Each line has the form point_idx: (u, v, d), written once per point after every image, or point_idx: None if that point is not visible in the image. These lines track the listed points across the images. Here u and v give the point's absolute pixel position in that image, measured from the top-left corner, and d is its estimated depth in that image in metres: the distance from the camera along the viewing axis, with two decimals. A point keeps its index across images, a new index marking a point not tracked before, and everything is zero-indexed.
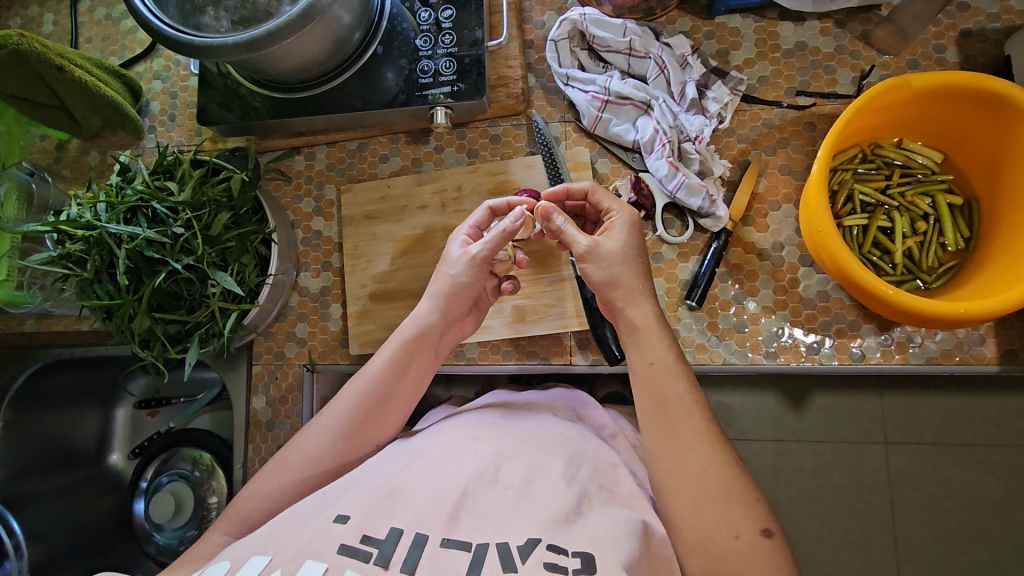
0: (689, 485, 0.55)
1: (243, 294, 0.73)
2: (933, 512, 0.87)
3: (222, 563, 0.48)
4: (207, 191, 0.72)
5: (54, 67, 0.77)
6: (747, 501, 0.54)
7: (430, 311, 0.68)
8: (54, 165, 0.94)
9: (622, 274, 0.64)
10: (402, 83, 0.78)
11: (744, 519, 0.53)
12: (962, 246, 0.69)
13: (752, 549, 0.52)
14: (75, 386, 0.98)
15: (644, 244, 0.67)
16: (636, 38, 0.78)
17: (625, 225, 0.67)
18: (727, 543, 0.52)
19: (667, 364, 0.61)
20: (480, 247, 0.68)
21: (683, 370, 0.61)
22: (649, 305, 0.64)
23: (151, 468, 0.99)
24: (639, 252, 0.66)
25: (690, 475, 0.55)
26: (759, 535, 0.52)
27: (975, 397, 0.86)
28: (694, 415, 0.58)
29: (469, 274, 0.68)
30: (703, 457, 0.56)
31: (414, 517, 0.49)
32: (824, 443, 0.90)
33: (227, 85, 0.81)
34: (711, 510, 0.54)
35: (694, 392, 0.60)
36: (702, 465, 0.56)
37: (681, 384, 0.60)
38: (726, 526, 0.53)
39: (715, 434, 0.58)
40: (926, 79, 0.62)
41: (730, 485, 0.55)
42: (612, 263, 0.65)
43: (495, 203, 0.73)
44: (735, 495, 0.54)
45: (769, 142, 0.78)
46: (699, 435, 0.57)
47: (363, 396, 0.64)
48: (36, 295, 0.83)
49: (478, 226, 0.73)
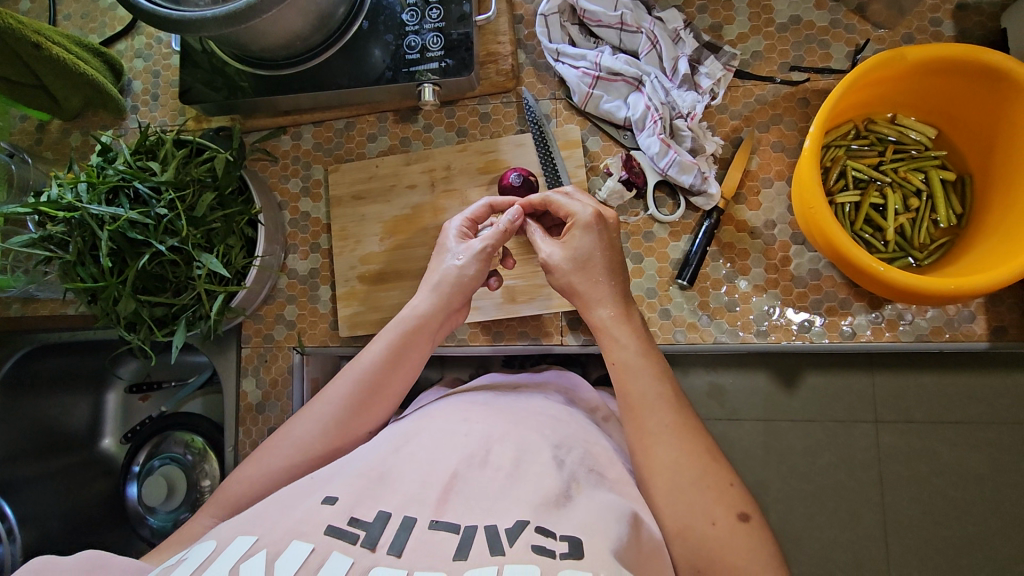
0: (665, 476, 0.55)
1: (230, 276, 0.72)
2: (920, 488, 0.88)
3: (208, 542, 0.47)
4: (190, 171, 0.71)
5: (30, 44, 0.74)
6: (720, 487, 0.54)
7: (430, 303, 0.67)
8: (35, 147, 0.92)
9: (577, 284, 0.65)
10: (389, 60, 0.76)
11: (719, 505, 0.53)
12: (954, 222, 0.69)
13: (729, 535, 0.52)
14: (64, 371, 0.98)
15: (604, 248, 0.64)
16: (627, 12, 0.76)
17: (577, 234, 0.64)
18: (705, 529, 0.52)
19: (626, 361, 0.61)
20: (484, 241, 0.69)
21: (652, 360, 0.61)
22: (612, 302, 0.64)
23: (144, 452, 0.98)
24: (594, 260, 0.64)
25: (666, 463, 0.55)
26: (735, 520, 0.52)
27: (965, 375, 0.87)
28: (660, 407, 0.58)
29: (472, 265, 0.68)
30: (672, 447, 0.56)
31: (403, 501, 0.49)
32: (815, 422, 0.90)
33: (212, 63, 0.79)
34: (685, 498, 0.53)
35: (660, 383, 0.59)
36: (670, 456, 0.55)
37: (646, 377, 0.59)
38: (701, 513, 0.53)
39: (686, 423, 0.57)
40: (921, 51, 0.61)
41: (702, 473, 0.55)
42: (567, 273, 0.65)
43: (499, 199, 0.73)
44: (708, 481, 0.54)
45: (762, 118, 0.77)
46: (667, 428, 0.57)
47: (358, 384, 0.64)
48: (20, 278, 0.79)
49: (474, 219, 0.73)
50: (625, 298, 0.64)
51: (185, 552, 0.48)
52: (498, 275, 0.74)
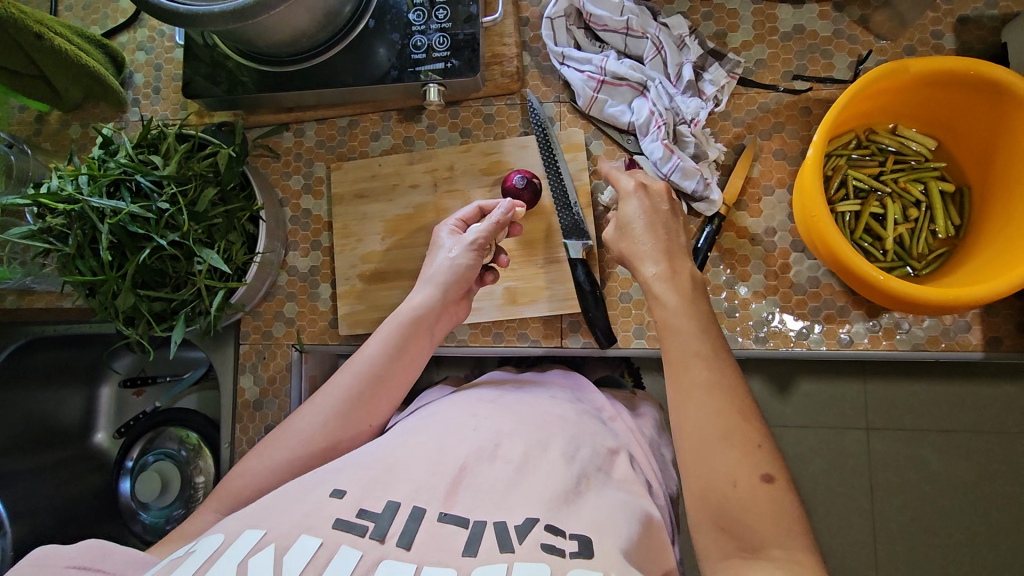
0: (689, 436, 0.54)
1: (230, 272, 0.72)
2: (910, 495, 0.89)
3: (215, 536, 0.47)
4: (193, 165, 0.70)
5: (32, 34, 0.74)
6: (747, 446, 0.52)
7: (426, 296, 0.68)
8: (34, 138, 0.91)
9: (622, 249, 0.64)
10: (394, 59, 0.76)
11: (743, 466, 0.51)
12: (952, 234, 0.70)
13: (752, 495, 0.50)
14: (58, 364, 0.97)
15: (649, 214, 0.63)
16: (633, 17, 0.77)
17: (624, 200, 0.65)
18: (726, 489, 0.51)
19: (669, 320, 0.58)
20: (477, 232, 0.70)
21: (695, 317, 0.58)
22: (659, 261, 0.61)
23: (137, 447, 0.97)
24: (639, 223, 0.63)
25: (692, 424, 0.54)
26: (759, 481, 0.50)
27: (955, 383, 0.88)
28: (695, 364, 0.56)
29: (463, 257, 0.69)
30: (703, 407, 0.54)
31: (412, 491, 0.49)
32: (807, 428, 0.92)
33: (213, 57, 0.79)
34: (708, 457, 0.52)
35: (701, 339, 0.57)
36: (700, 417, 0.54)
37: (688, 334, 0.57)
38: (724, 473, 0.51)
39: (722, 385, 0.54)
40: (923, 64, 0.61)
41: (729, 430, 0.53)
42: (614, 241, 0.65)
43: (486, 201, 0.74)
44: (735, 440, 0.52)
45: (764, 126, 0.78)
46: (700, 388, 0.54)
47: (358, 378, 0.64)
48: (18, 270, 0.78)
49: (464, 221, 0.74)
50: (676, 256, 0.62)
51: (193, 545, 0.48)
52: (493, 270, 0.76)
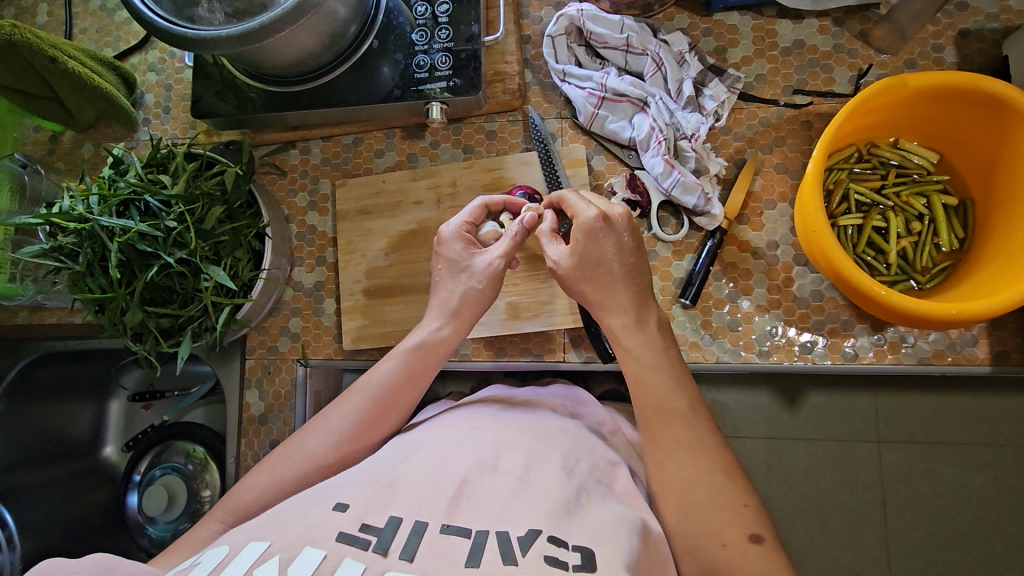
0: (678, 493, 0.56)
1: (236, 288, 0.73)
2: (923, 510, 0.87)
3: (221, 548, 0.47)
4: (200, 184, 0.72)
5: (47, 58, 0.76)
6: (733, 508, 0.55)
7: (443, 323, 0.69)
8: (48, 157, 0.93)
9: (588, 293, 0.64)
10: (398, 78, 0.78)
11: (731, 527, 0.54)
12: (957, 246, 0.70)
13: (742, 558, 0.52)
14: (69, 379, 0.98)
15: (611, 251, 0.63)
16: (633, 35, 0.78)
17: (578, 240, 0.63)
18: (715, 551, 0.53)
19: (643, 377, 0.61)
20: (500, 258, 0.68)
21: (673, 374, 0.61)
22: (626, 310, 0.63)
23: (144, 461, 0.98)
24: (602, 262, 0.63)
25: (677, 480, 0.56)
26: (747, 542, 0.53)
27: (966, 397, 0.87)
28: (675, 423, 0.59)
29: (484, 283, 0.68)
30: (683, 467, 0.57)
31: (413, 506, 0.49)
32: (816, 441, 0.91)
33: (223, 76, 0.81)
34: (698, 518, 0.54)
35: (677, 397, 0.60)
36: (680, 475, 0.56)
37: (665, 390, 0.60)
38: (713, 534, 0.54)
39: (698, 446, 0.58)
40: (922, 79, 0.61)
41: (713, 494, 0.55)
42: (577, 281, 0.64)
43: (494, 198, 0.73)
44: (719, 503, 0.55)
45: (765, 140, 0.78)
46: (680, 446, 0.58)
47: (374, 401, 0.65)
48: (29, 287, 0.82)
49: (473, 221, 0.72)
50: (638, 304, 0.63)
51: (198, 556, 0.49)
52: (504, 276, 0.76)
